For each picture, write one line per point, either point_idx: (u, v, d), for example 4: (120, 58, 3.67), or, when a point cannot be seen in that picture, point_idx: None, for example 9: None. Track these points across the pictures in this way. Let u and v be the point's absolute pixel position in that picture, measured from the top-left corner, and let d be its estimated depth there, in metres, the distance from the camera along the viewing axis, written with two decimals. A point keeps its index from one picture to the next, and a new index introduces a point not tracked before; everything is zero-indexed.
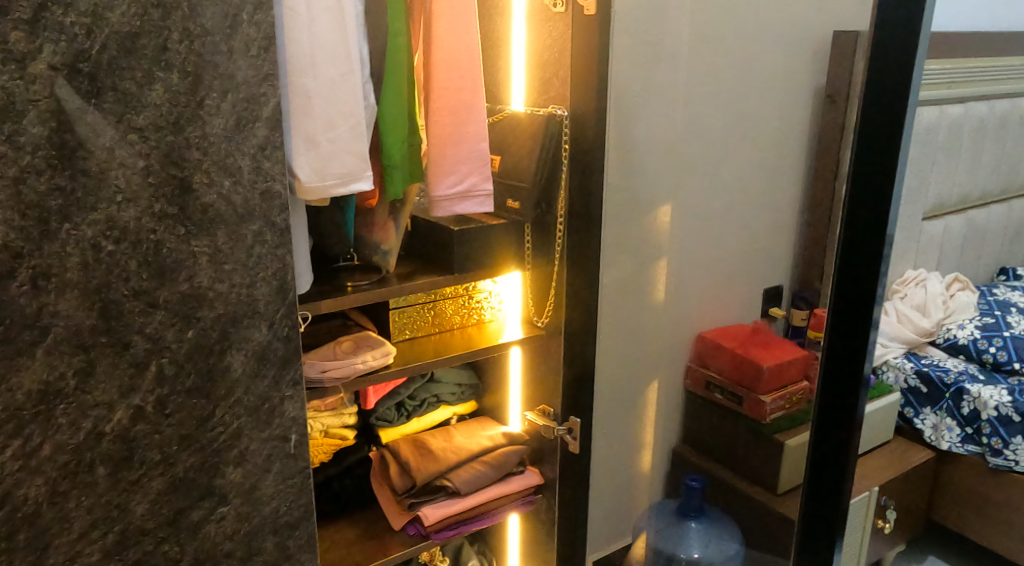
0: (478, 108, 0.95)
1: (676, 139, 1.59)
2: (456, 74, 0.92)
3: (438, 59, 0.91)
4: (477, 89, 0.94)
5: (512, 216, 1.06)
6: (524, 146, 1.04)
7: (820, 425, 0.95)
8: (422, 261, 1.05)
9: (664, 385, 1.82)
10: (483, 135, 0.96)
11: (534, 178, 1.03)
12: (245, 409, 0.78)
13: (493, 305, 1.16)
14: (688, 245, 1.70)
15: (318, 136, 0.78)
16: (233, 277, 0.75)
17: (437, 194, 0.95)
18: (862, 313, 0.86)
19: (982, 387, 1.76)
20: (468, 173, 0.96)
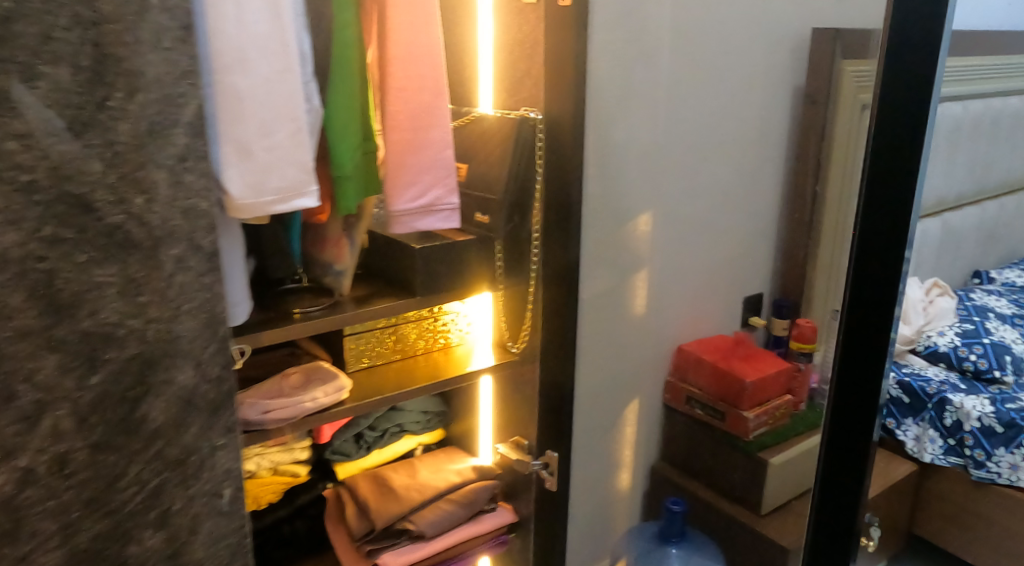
0: (440, 112, 0.84)
1: (655, 143, 1.49)
2: (415, 74, 0.82)
3: (394, 55, 0.80)
4: (439, 89, 0.84)
5: (481, 232, 0.95)
6: (494, 154, 0.93)
7: (830, 451, 0.87)
8: (381, 284, 0.95)
9: (642, 402, 1.73)
10: (447, 141, 0.85)
11: (506, 191, 0.92)
12: (166, 465, 0.67)
13: (461, 328, 1.06)
14: (667, 254, 1.60)
15: (252, 144, 0.67)
16: (149, 310, 0.63)
17: (396, 208, 0.84)
18: (878, 327, 0.80)
19: (965, 397, 1.63)
20: (431, 185, 0.85)
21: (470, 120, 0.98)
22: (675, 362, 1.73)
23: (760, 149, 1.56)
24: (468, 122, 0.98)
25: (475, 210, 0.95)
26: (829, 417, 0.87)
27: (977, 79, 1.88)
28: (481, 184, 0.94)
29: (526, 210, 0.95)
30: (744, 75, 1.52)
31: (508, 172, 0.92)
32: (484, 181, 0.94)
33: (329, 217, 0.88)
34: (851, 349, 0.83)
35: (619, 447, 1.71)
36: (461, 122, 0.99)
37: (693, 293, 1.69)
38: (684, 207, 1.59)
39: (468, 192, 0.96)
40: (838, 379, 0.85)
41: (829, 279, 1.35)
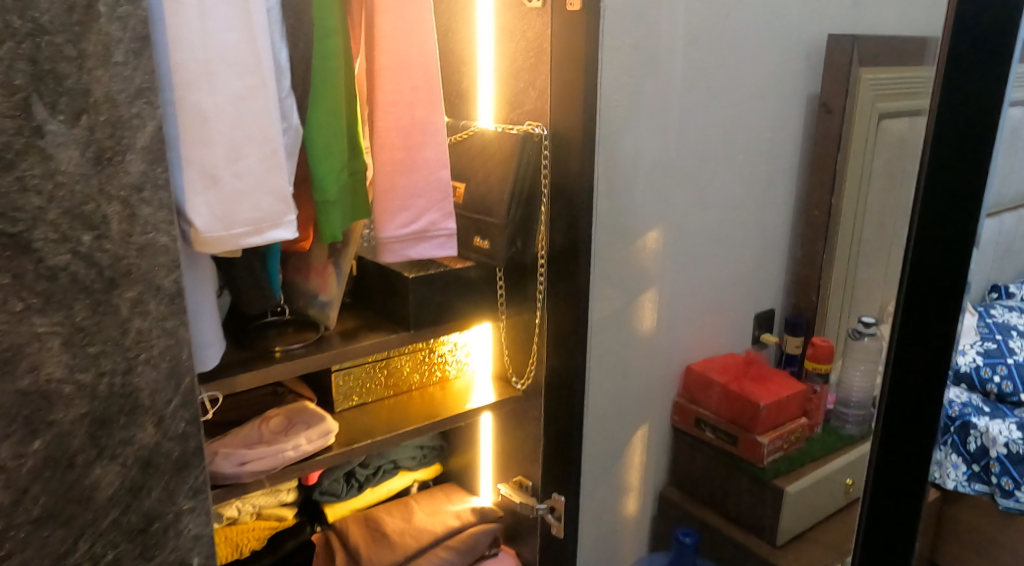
0: (435, 129, 0.76)
1: (666, 154, 1.41)
2: (408, 87, 0.74)
3: (384, 65, 0.72)
4: (433, 104, 0.76)
5: (480, 256, 0.87)
6: (494, 172, 0.85)
7: (869, 536, 0.70)
8: (372, 314, 0.87)
9: (650, 424, 1.64)
10: (442, 161, 0.77)
11: (508, 214, 0.84)
12: (124, 536, 0.58)
13: (459, 359, 0.98)
14: (676, 271, 1.52)
15: (219, 170, 0.59)
16: (100, 362, 0.55)
17: (382, 234, 0.76)
18: (929, 383, 0.65)
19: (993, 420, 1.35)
20: (424, 209, 0.78)
21: (467, 133, 0.90)
22: (684, 383, 1.65)
23: (770, 163, 1.49)
24: (466, 134, 0.90)
25: (473, 235, 0.87)
26: (872, 480, 0.70)
27: None
28: (480, 205, 0.86)
29: (527, 233, 0.87)
30: (755, 84, 1.44)
31: (510, 192, 0.83)
32: (483, 202, 0.86)
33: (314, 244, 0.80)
34: (895, 405, 0.67)
35: (626, 473, 1.62)
36: (457, 136, 0.91)
37: (702, 311, 1.61)
38: (695, 223, 1.51)
39: (465, 214, 0.88)
40: (881, 431, 0.68)
41: (860, 299, 1.25)
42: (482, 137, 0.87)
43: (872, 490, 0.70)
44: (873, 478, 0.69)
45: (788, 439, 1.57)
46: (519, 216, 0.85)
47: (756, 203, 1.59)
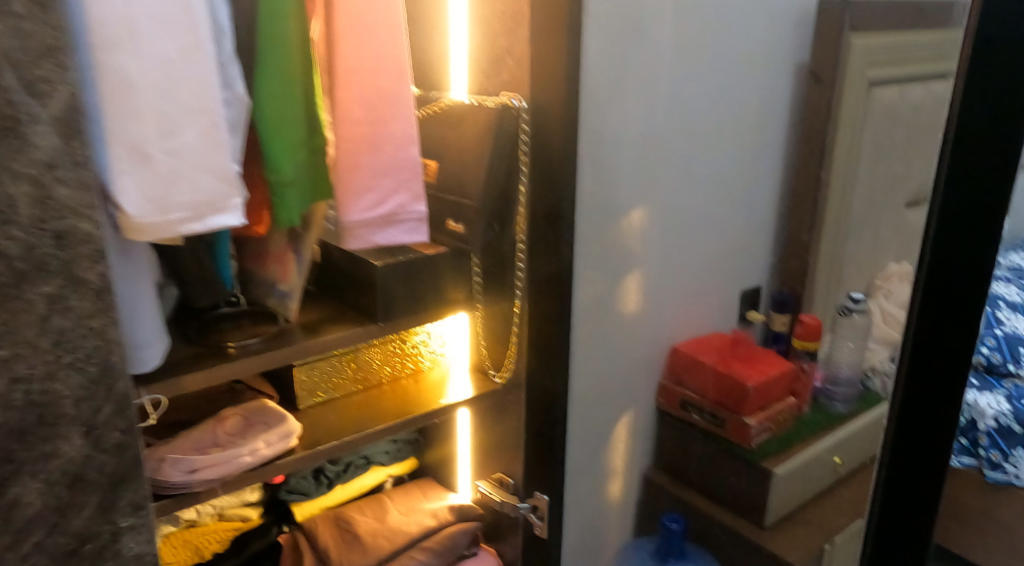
0: (403, 101, 0.69)
1: (657, 128, 1.34)
2: (371, 54, 0.66)
3: (342, 28, 0.65)
4: (401, 72, 0.68)
5: (455, 243, 0.79)
6: (468, 149, 0.78)
7: (893, 507, 0.67)
8: (339, 305, 0.80)
9: (635, 407, 1.60)
10: (412, 136, 0.70)
11: (484, 197, 0.76)
12: (51, 560, 0.52)
13: (433, 350, 0.91)
14: (666, 249, 1.47)
15: (150, 146, 0.51)
16: (15, 366, 0.48)
17: (344, 218, 0.69)
18: (951, 350, 0.61)
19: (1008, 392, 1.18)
20: (393, 190, 0.70)
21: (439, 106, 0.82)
22: (670, 363, 1.60)
23: (760, 133, 1.50)
24: (438, 107, 0.82)
25: (447, 217, 0.79)
26: (887, 446, 0.66)
27: None
28: (454, 186, 0.78)
29: (506, 216, 0.80)
30: (747, 51, 1.42)
31: (487, 172, 0.76)
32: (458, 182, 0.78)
33: (270, 229, 0.73)
34: (915, 373, 0.63)
35: (611, 457, 1.58)
36: (428, 109, 0.83)
37: (687, 291, 1.56)
38: (681, 201, 1.45)
39: (438, 195, 0.80)
40: (903, 390, 0.64)
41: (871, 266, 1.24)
42: (455, 110, 0.80)
43: (886, 456, 0.66)
44: (891, 443, 0.66)
45: (775, 420, 1.54)
46: (497, 198, 0.77)
47: (744, 179, 1.53)
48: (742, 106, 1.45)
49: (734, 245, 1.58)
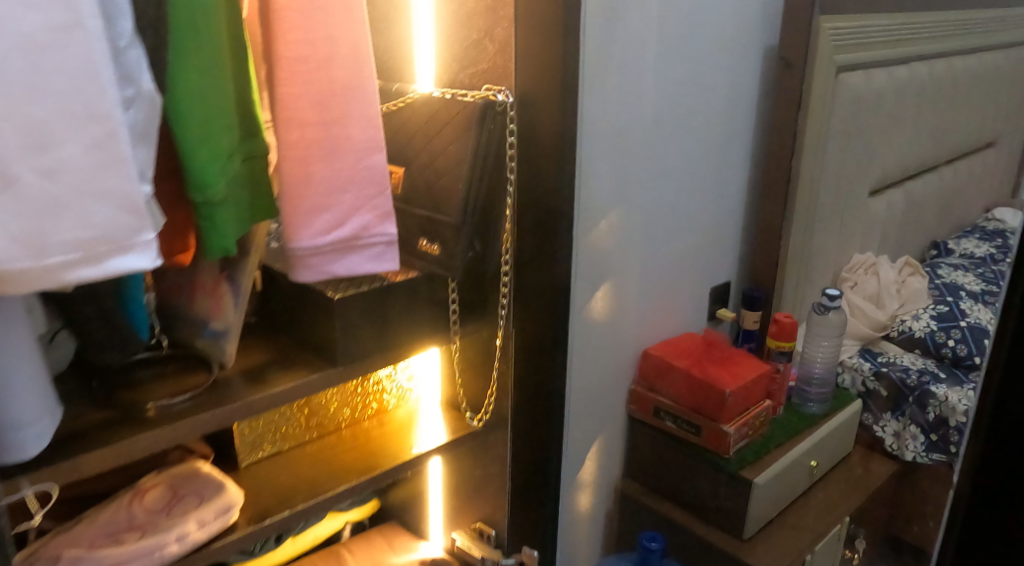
0: (363, 98, 0.56)
1: (640, 117, 1.24)
2: (319, 37, 0.53)
3: (278, 4, 0.51)
4: (359, 62, 0.55)
5: (427, 267, 0.71)
6: (447, 154, 0.69)
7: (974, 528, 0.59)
8: (293, 345, 0.69)
9: (606, 415, 1.49)
10: (377, 141, 0.58)
11: (465, 216, 0.68)
12: None
13: (400, 386, 0.85)
14: (641, 246, 1.36)
15: (7, 159, 0.41)
16: None
17: (289, 245, 0.57)
18: None
19: (949, 388, 1.41)
20: (354, 209, 0.58)
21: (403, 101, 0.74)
22: (641, 366, 1.50)
23: (729, 119, 1.40)
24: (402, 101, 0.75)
25: (422, 238, 0.71)
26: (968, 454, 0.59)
27: None
28: (427, 196, 0.70)
29: (491, 241, 0.73)
30: (722, 29, 1.31)
31: (467, 185, 0.68)
32: (433, 196, 0.70)
33: (199, 256, 0.61)
34: None
35: (581, 468, 1.47)
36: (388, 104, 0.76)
37: (658, 293, 1.46)
38: (658, 198, 1.34)
39: (409, 212, 0.72)
40: None
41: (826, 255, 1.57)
42: (424, 107, 0.72)
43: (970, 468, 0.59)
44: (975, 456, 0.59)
45: (753, 425, 1.44)
46: (476, 213, 0.69)
47: (717, 171, 1.44)
48: (712, 92, 1.35)
49: (705, 240, 1.49)
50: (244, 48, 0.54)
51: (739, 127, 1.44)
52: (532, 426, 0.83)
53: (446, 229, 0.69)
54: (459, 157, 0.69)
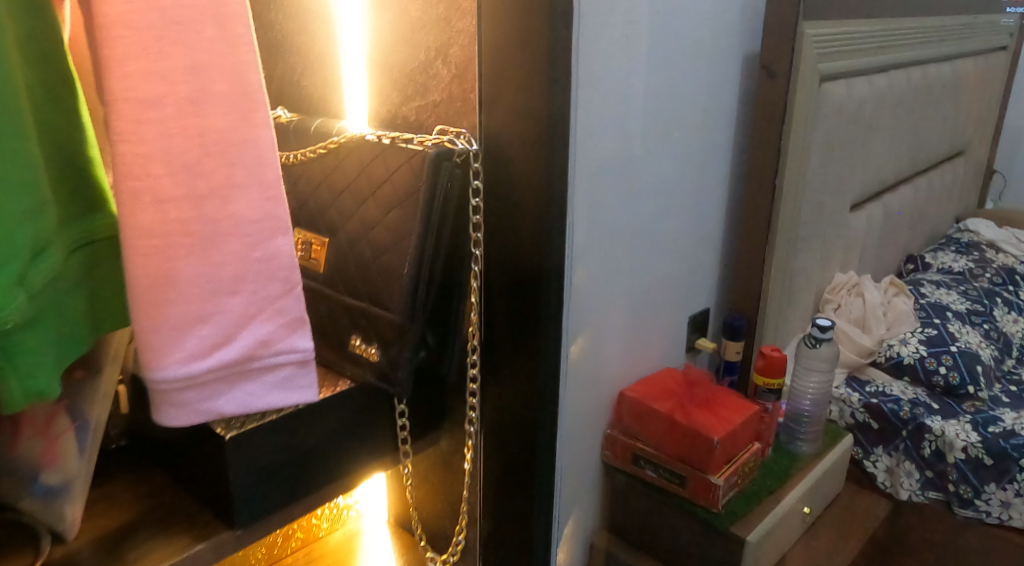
0: (236, 150, 0.73)
1: (623, 146, 1.24)
2: (187, 83, 0.69)
3: (131, 71, 0.67)
4: (239, 116, 0.73)
5: (353, 369, 0.96)
6: (386, 225, 0.90)
7: None
8: (191, 503, 0.93)
9: (580, 465, 1.43)
10: (257, 204, 0.75)
11: (411, 319, 0.89)
12: None
13: (346, 518, 1.29)
14: (624, 278, 1.35)
15: None
16: None
17: (161, 386, 0.77)
18: None
19: (944, 424, 1.72)
20: (206, 340, 0.76)
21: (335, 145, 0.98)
22: (614, 410, 1.46)
23: (698, 137, 1.42)
24: (336, 145, 0.98)
25: (361, 340, 0.94)
26: None
27: (877, 48, 1.91)
28: (379, 279, 0.91)
29: (444, 328, 0.97)
30: (690, 47, 1.32)
31: (416, 273, 0.88)
32: (388, 288, 0.90)
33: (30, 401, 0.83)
34: None
35: (560, 523, 1.42)
36: (326, 146, 0.99)
37: (633, 328, 1.43)
38: (629, 235, 1.32)
39: (352, 303, 0.94)
40: None
41: (800, 283, 1.82)
42: (357, 163, 0.95)
43: None
44: None
45: (741, 473, 1.40)
46: (418, 312, 0.90)
47: (678, 204, 1.44)
48: (677, 115, 1.34)
49: (679, 271, 1.51)
50: (80, 122, 0.76)
51: (694, 160, 1.44)
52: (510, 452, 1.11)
53: (386, 320, 0.91)
54: (394, 243, 0.90)
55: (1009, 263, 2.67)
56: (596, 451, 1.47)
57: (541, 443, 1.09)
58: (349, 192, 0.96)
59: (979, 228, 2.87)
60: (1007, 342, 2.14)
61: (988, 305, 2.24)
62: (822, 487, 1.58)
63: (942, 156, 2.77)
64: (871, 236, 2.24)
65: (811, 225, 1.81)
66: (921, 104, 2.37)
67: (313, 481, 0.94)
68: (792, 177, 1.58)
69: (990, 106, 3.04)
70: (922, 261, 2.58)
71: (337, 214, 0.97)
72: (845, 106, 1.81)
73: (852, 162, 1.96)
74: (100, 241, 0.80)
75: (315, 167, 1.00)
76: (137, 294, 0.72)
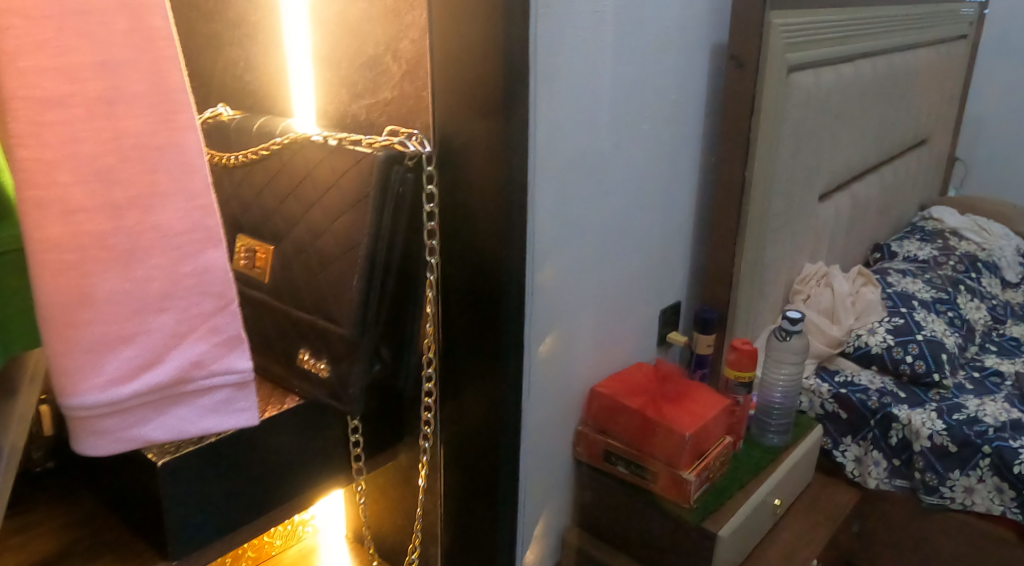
0: (159, 158, 0.70)
1: (590, 139, 1.22)
2: (96, 82, 0.65)
3: (28, 67, 0.62)
4: (159, 124, 0.69)
5: (302, 384, 0.96)
6: (334, 233, 0.90)
7: None
8: (128, 533, 0.91)
9: (550, 464, 1.41)
10: (185, 214, 0.73)
11: (360, 333, 0.90)
12: None
13: (302, 533, 1.27)
14: (593, 273, 1.33)
15: None
16: None
17: (80, 412, 0.73)
18: None
19: (910, 412, 1.74)
20: (125, 364, 0.73)
21: (279, 147, 0.97)
22: (583, 408, 1.44)
23: (666, 129, 1.40)
24: (280, 146, 0.97)
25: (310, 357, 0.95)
26: None
27: (843, 37, 1.91)
28: (329, 291, 0.91)
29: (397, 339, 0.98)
30: (657, 38, 1.30)
31: (367, 287, 0.89)
32: (337, 303, 0.90)
33: None
34: None
35: (531, 521, 1.40)
36: (270, 147, 0.98)
37: (604, 324, 1.41)
38: (598, 230, 1.31)
39: (301, 316, 0.94)
40: None
41: (770, 274, 1.81)
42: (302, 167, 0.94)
43: None
44: None
45: (712, 467, 1.40)
46: (369, 325, 0.90)
47: (647, 199, 1.42)
48: (645, 107, 1.32)
49: (649, 264, 1.49)
50: None
51: (663, 154, 1.42)
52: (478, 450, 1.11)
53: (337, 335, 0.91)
54: (342, 253, 0.90)
55: (971, 250, 2.71)
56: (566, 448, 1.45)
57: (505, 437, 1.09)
58: (297, 196, 0.95)
59: (944, 216, 2.91)
60: (971, 328, 2.15)
61: (952, 293, 2.26)
62: (792, 479, 1.59)
63: (907, 145, 2.79)
64: (838, 225, 2.25)
65: (781, 216, 1.80)
66: (886, 94, 2.38)
67: (257, 500, 0.93)
68: (760, 168, 1.57)
69: (953, 94, 3.07)
70: (888, 250, 2.61)
71: (285, 216, 0.96)
72: (812, 96, 1.81)
73: (819, 152, 1.96)
74: (8, 253, 0.73)
75: (259, 169, 0.99)
76: (51, 314, 0.68)
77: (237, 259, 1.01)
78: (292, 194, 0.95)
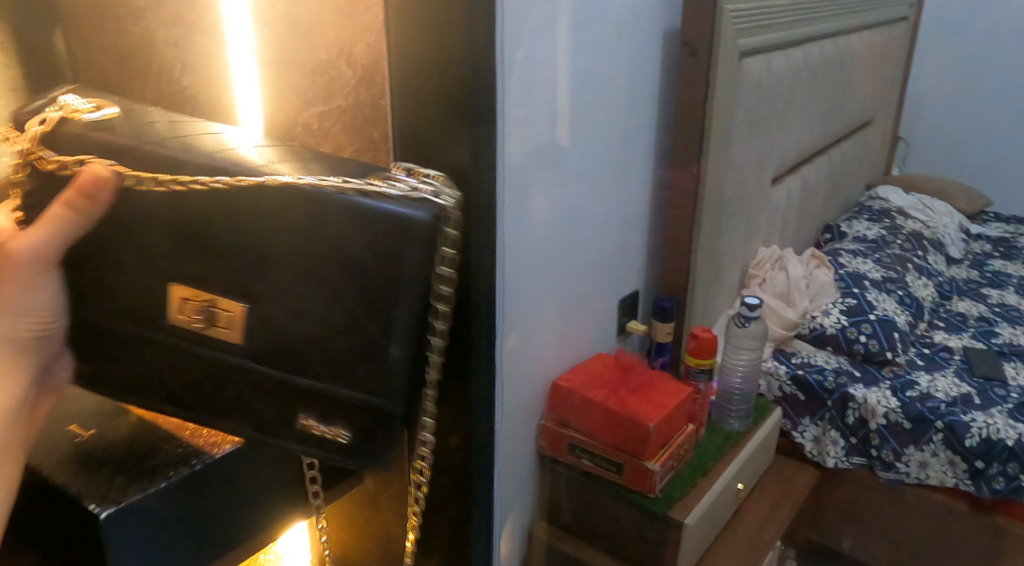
0: None
1: (549, 130, 1.20)
2: None
3: None
4: None
5: (303, 452, 0.85)
6: (348, 288, 0.79)
7: None
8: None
9: (515, 461, 1.40)
10: None
11: (404, 402, 0.82)
12: None
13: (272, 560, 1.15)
14: (553, 265, 1.31)
15: None
16: None
17: None
18: None
19: (866, 392, 1.78)
20: None
21: (225, 187, 0.79)
22: (579, 413, 1.38)
23: (624, 114, 1.40)
24: (226, 185, 0.79)
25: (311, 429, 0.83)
26: None
27: (792, 20, 1.92)
28: (354, 361, 0.80)
29: (417, 392, 0.89)
30: (612, 22, 1.28)
31: (409, 352, 0.81)
32: (374, 373, 0.81)
33: None
34: None
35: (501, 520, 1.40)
36: (210, 183, 0.79)
37: (566, 319, 1.41)
38: (557, 221, 1.29)
39: (305, 391, 0.82)
40: None
41: (726, 259, 1.83)
42: (274, 196, 0.78)
43: None
44: None
45: (676, 456, 1.40)
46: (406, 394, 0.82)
47: (604, 188, 1.40)
48: (600, 94, 1.31)
49: (608, 255, 1.48)
50: None
51: (619, 143, 1.41)
52: (448, 457, 1.09)
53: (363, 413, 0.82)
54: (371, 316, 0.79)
55: (918, 228, 2.78)
56: (529, 443, 1.43)
57: (475, 435, 1.07)
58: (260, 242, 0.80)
59: (890, 196, 2.99)
60: (920, 306, 2.21)
61: (902, 272, 2.31)
62: (756, 461, 1.62)
63: (853, 126, 2.84)
64: (790, 209, 2.28)
65: (736, 202, 1.81)
66: (833, 76, 2.41)
67: (218, 539, 0.95)
68: (716, 153, 1.56)
69: (896, 74, 3.13)
70: (838, 230, 2.65)
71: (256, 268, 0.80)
72: (763, 80, 1.81)
73: (770, 136, 1.97)
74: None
75: (187, 210, 0.80)
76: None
77: (177, 317, 0.83)
78: (268, 248, 0.79)
